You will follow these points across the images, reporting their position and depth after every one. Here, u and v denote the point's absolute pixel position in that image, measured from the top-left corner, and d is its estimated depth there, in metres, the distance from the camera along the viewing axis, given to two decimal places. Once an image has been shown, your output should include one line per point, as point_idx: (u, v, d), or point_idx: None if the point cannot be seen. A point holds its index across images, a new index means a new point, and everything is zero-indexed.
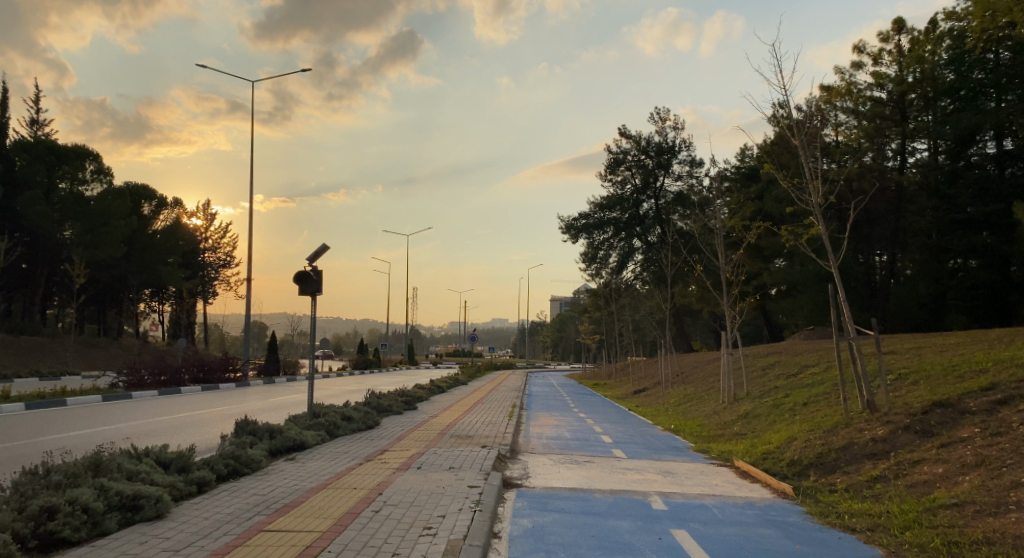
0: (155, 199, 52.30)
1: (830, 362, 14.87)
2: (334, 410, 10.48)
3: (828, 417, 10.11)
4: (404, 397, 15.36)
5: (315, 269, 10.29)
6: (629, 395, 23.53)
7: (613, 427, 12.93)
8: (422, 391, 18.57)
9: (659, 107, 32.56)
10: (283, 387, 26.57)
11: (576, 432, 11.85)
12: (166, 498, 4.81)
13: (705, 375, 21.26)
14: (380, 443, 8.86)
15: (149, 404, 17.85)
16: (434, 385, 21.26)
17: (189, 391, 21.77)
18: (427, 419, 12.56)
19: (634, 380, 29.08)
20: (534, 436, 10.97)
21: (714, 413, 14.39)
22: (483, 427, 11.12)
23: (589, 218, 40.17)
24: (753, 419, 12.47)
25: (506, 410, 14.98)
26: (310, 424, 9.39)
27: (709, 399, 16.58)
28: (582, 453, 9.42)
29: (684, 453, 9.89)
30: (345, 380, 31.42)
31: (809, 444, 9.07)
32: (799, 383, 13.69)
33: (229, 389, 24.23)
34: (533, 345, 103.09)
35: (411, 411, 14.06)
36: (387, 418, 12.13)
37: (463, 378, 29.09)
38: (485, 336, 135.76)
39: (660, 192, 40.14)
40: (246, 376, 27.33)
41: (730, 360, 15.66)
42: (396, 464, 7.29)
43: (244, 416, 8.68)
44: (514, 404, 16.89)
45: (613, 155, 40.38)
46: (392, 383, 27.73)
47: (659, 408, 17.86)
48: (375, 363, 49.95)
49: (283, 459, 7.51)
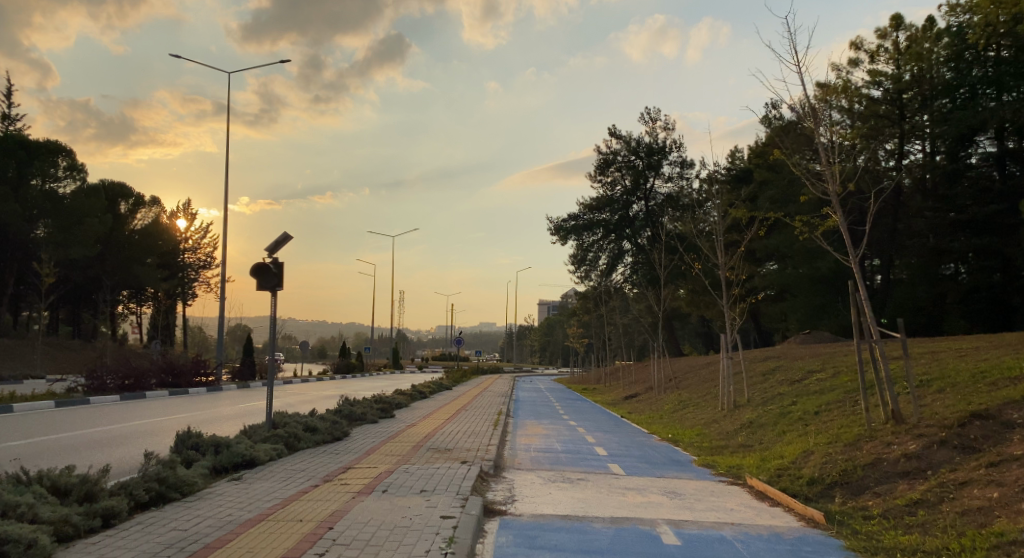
0: (133, 197, 50.82)
1: (837, 367, 13.92)
2: (297, 419, 9.38)
3: (847, 427, 9.11)
4: (381, 404, 14.28)
5: (275, 262, 9.27)
6: (620, 401, 22.49)
7: (605, 437, 11.92)
8: (403, 397, 17.46)
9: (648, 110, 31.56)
10: (258, 391, 25.35)
11: (566, 443, 10.80)
12: (43, 542, 3.77)
13: (700, 380, 20.29)
14: (345, 460, 7.78)
15: (107, 410, 16.63)
16: (414, 390, 20.15)
17: (155, 396, 20.53)
18: (403, 429, 11.47)
19: (624, 384, 28.12)
20: (521, 448, 9.92)
21: (714, 422, 13.39)
22: (465, 438, 10.04)
23: (578, 219, 39.20)
24: (758, 429, 11.47)
25: (491, 418, 13.94)
26: (266, 438, 8.29)
27: (707, 406, 15.60)
28: (574, 469, 8.36)
29: (687, 468, 8.87)
30: (324, 385, 30.23)
31: (829, 459, 8.05)
32: (806, 390, 12.70)
33: (200, 393, 23.02)
34: (520, 348, 101.85)
35: (388, 420, 12.98)
36: (358, 428, 11.03)
37: (447, 382, 27.93)
38: (471, 340, 134.40)
39: (651, 194, 39.23)
40: (219, 380, 26.08)
41: (730, 365, 14.69)
42: (357, 486, 6.21)
43: (187, 429, 7.59)
44: (500, 412, 15.84)
45: (603, 156, 39.41)
46: (372, 388, 26.58)
47: (653, 415, 16.87)
48: (358, 368, 48.67)
49: (224, 479, 6.40)
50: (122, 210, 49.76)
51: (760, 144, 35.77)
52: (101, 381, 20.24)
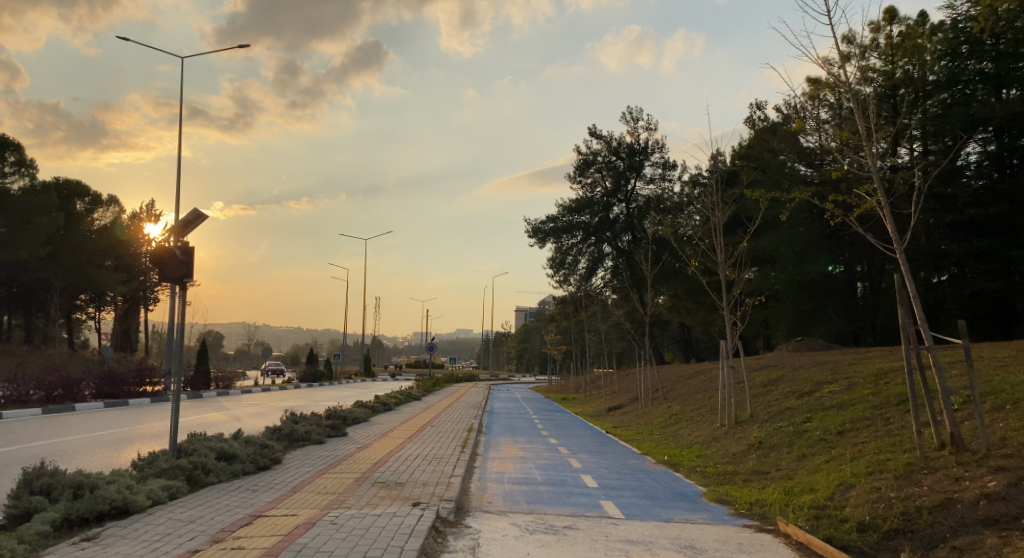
0: (89, 195, 48.34)
1: (852, 378, 12.34)
2: (208, 444, 7.48)
3: (890, 453, 7.42)
4: (333, 421, 12.45)
5: (183, 248, 7.93)
6: (602, 413, 20.78)
7: (591, 462, 10.14)
8: (363, 411, 15.64)
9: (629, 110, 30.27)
10: (209, 402, 23.29)
11: (546, 470, 8.99)
12: None
13: (690, 390, 18.70)
14: (257, 505, 5.95)
15: (20, 426, 14.53)
16: (378, 401, 18.32)
17: (86, 408, 18.40)
18: (351, 452, 9.56)
19: (606, 394, 26.47)
20: (491, 478, 8.15)
21: (715, 442, 11.69)
22: (422, 467, 8.21)
23: (556, 221, 37.54)
24: (770, 452, 9.77)
25: (460, 436, 12.12)
26: (161, 472, 6.43)
27: (703, 421, 13.96)
28: (557, 509, 6.62)
29: (696, 506, 7.13)
30: (284, 395, 28.19)
31: (879, 498, 6.29)
32: (822, 405, 11.03)
33: (142, 405, 20.94)
34: (496, 356, 100.14)
35: (339, 439, 11.14)
36: (294, 452, 9.16)
37: (416, 392, 26.09)
38: (445, 347, 132.37)
39: (632, 196, 37.76)
40: (166, 390, 23.95)
41: (731, 374, 13.05)
42: (252, 554, 4.37)
43: (41, 463, 5.71)
44: (471, 427, 14.02)
45: (582, 157, 37.83)
46: (335, 399, 24.65)
47: (642, 430, 15.21)
48: (325, 376, 46.53)
49: (68, 543, 4.56)
50: (78, 209, 47.25)
51: (743, 148, 34.38)
52: (23, 392, 18.08)
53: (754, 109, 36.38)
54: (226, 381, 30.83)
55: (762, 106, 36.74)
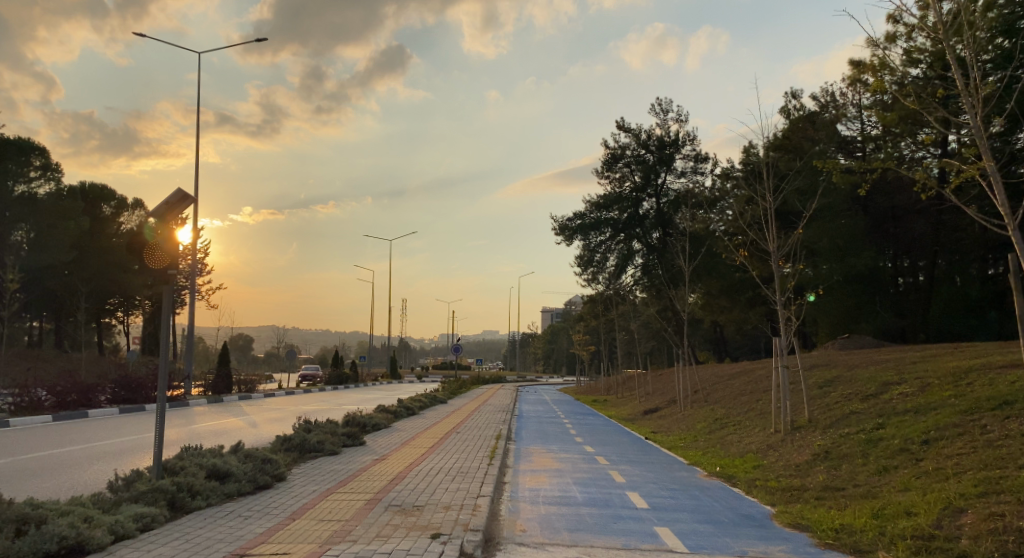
0: (114, 200, 48.30)
1: (925, 378, 11.05)
2: (198, 460, 6.49)
3: (1004, 469, 6.20)
4: (350, 429, 11.47)
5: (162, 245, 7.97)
6: (638, 417, 19.61)
7: (636, 475, 9.02)
8: (383, 416, 14.70)
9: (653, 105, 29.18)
10: (228, 407, 22.56)
11: (587, 486, 7.91)
12: None
13: (732, 392, 17.44)
14: (246, 538, 4.94)
15: (25, 434, 13.79)
16: (401, 405, 17.34)
17: (100, 415, 17.70)
18: (367, 466, 8.56)
19: (639, 396, 25.27)
20: (525, 498, 7.11)
21: (771, 452, 10.49)
22: (446, 484, 7.19)
23: (584, 218, 36.32)
24: (840, 464, 8.58)
25: (487, 446, 11.04)
26: (137, 496, 5.47)
27: (754, 427, 12.72)
28: (606, 539, 5.56)
29: (770, 533, 6.01)
30: (308, 398, 27.42)
31: (1005, 528, 5.13)
32: (894, 409, 9.80)
33: (160, 410, 20.25)
34: (523, 357, 99.28)
35: (355, 450, 10.14)
36: (300, 468, 8.17)
37: (442, 395, 25.15)
38: (472, 348, 132.04)
39: (662, 191, 36.41)
40: (185, 395, 23.26)
41: (786, 375, 11.84)
42: None
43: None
44: (499, 434, 12.93)
45: (610, 151, 36.60)
46: (358, 403, 23.81)
47: (684, 437, 14.02)
48: (351, 379, 45.85)
49: None
50: (105, 212, 47.14)
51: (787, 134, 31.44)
52: (35, 398, 17.42)
53: (789, 99, 35.03)
54: (249, 385, 30.17)
55: (797, 95, 35.37)
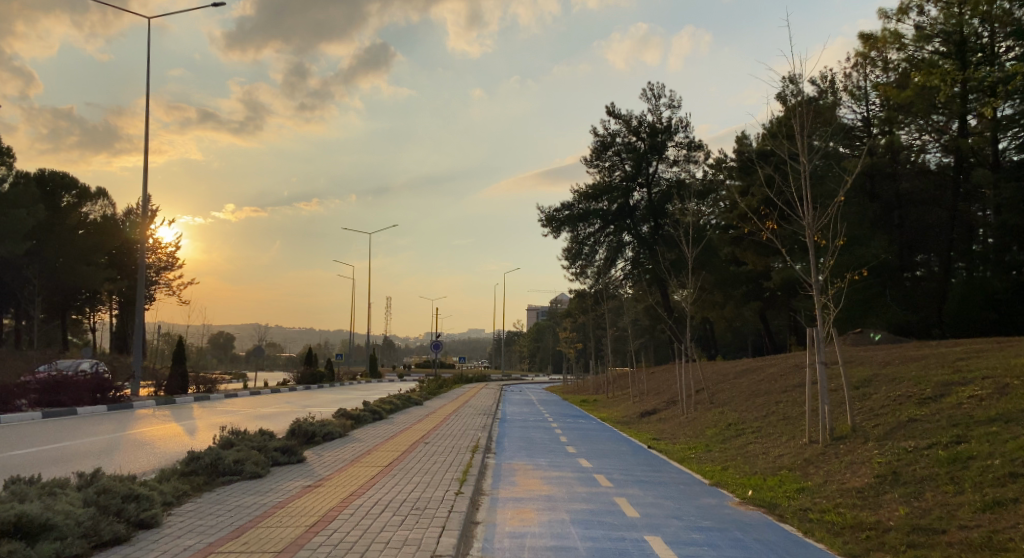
0: (75, 188, 45.89)
1: (994, 377, 9.01)
2: (4, 506, 4.25)
3: None
4: (289, 445, 9.21)
5: None
6: (634, 420, 17.49)
7: (652, 507, 6.89)
8: (341, 423, 12.46)
9: (648, 85, 28.96)
10: (176, 410, 20.22)
11: (590, 528, 5.78)
12: None
13: (743, 393, 15.36)
14: None
15: None
16: (366, 408, 15.11)
17: (19, 419, 15.39)
18: (292, 497, 6.34)
19: (632, 396, 23.18)
20: (504, 552, 4.95)
21: (813, 471, 8.40)
22: (389, 531, 5.03)
23: (571, 209, 34.14)
24: (921, 493, 6.46)
25: (459, 464, 8.87)
26: None
27: (783, 437, 10.62)
28: None
29: None
30: (271, 399, 25.15)
31: None
32: (974, 417, 7.74)
33: (96, 414, 17.94)
34: (508, 355, 96.77)
35: (287, 471, 7.92)
36: (190, 506, 5.93)
37: (418, 395, 22.95)
38: (457, 346, 130.08)
39: (653, 180, 34.28)
40: (129, 397, 20.89)
41: (824, 376, 9.79)
42: None
43: None
44: (476, 445, 10.75)
45: (598, 138, 34.48)
46: (324, 405, 21.54)
47: (696, 447, 11.89)
48: (326, 378, 43.48)
49: None
50: (64, 203, 44.77)
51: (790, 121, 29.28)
52: None
53: (786, 85, 33.04)
54: (209, 386, 27.81)
55: (795, 81, 33.37)
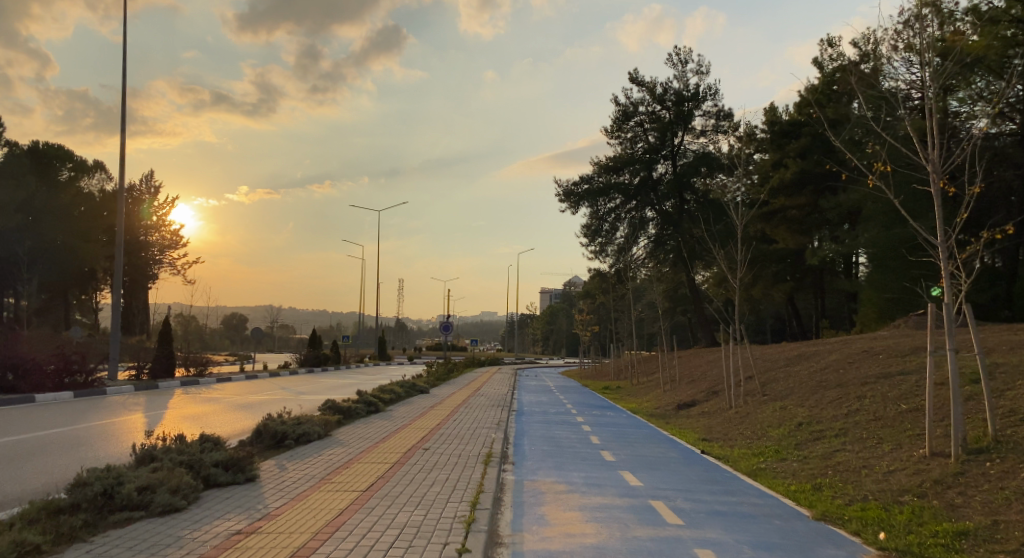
0: (72, 161, 44.08)
1: None
2: None
3: None
4: (238, 454, 6.91)
5: None
6: (670, 414, 15.16)
7: None
8: (325, 421, 10.21)
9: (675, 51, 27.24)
10: (153, 397, 18.05)
11: None
12: None
13: (805, 384, 12.93)
14: None
15: None
16: (360, 399, 12.81)
17: None
18: None
19: (661, 385, 20.86)
20: None
21: (960, 501, 6.02)
22: None
23: (590, 183, 31.50)
24: None
25: (467, 481, 6.55)
26: None
27: (887, 445, 8.21)
28: None
29: None
30: (263, 385, 22.97)
31: None
32: None
33: (58, 403, 15.75)
34: (521, 337, 95.42)
35: (220, 500, 5.59)
36: None
37: (424, 382, 20.74)
38: (468, 328, 128.51)
39: (679, 152, 31.70)
40: (103, 383, 18.70)
41: (955, 371, 7.27)
42: None
43: None
44: (488, 452, 8.39)
45: (620, 107, 31.77)
46: (319, 393, 19.32)
47: (765, 453, 9.48)
48: (330, 361, 41.39)
49: None
50: (62, 176, 43.25)
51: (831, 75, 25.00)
52: None
53: (825, 48, 30.22)
54: (198, 368, 25.62)
55: (833, 44, 30.75)
